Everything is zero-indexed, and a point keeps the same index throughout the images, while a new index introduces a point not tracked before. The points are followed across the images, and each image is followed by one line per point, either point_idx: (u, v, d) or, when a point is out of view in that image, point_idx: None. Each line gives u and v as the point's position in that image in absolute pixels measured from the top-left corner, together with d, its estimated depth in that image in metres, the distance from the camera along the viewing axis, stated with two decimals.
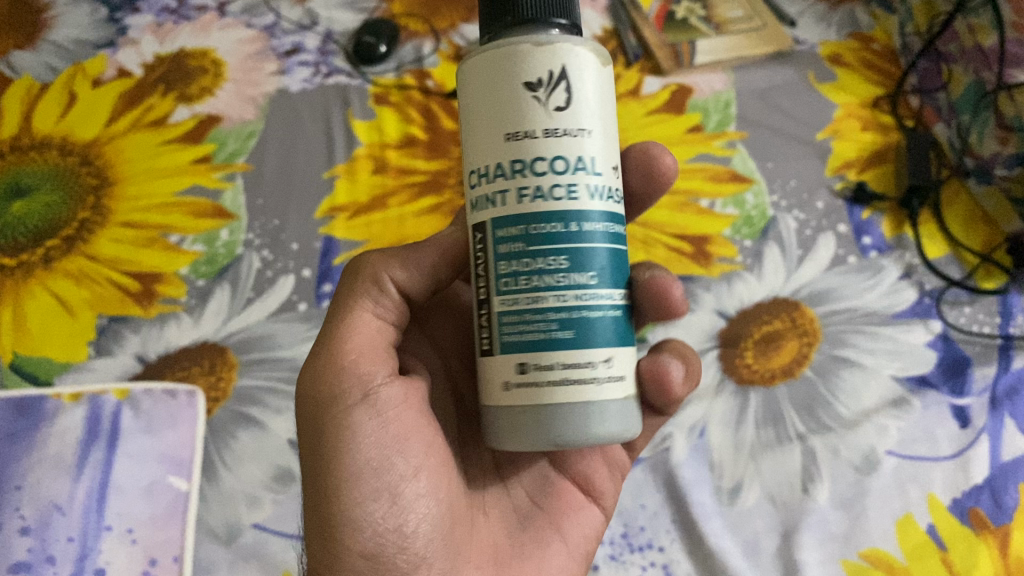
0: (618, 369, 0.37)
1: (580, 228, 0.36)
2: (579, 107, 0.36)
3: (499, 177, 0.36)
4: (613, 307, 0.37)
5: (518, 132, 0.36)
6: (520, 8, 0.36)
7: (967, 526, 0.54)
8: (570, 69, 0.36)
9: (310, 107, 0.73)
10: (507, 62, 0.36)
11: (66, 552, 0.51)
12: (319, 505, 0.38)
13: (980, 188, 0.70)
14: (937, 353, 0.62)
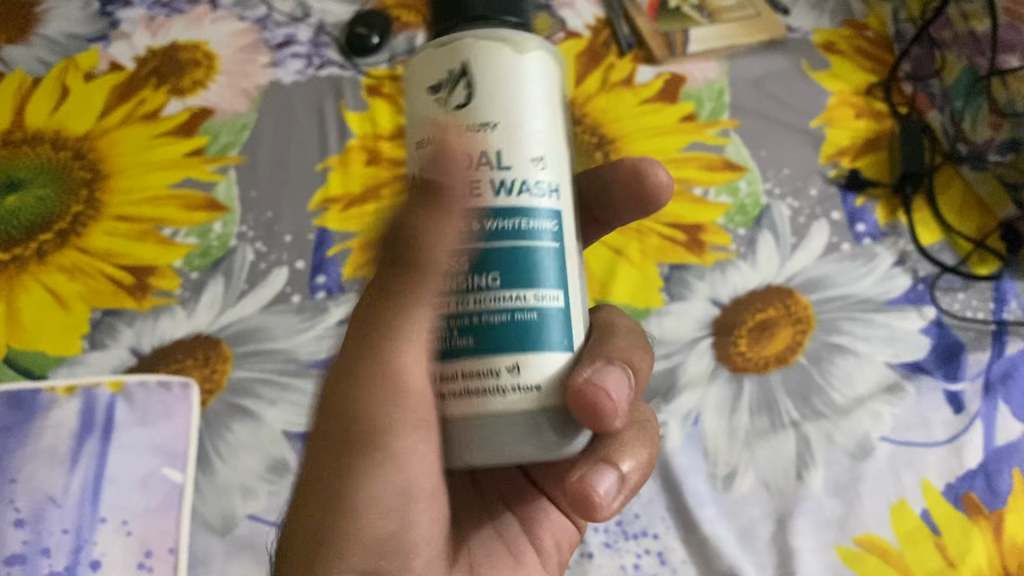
0: (531, 378, 0.32)
1: (482, 227, 0.33)
2: (483, 99, 0.32)
3: (415, 185, 0.34)
4: (530, 311, 0.33)
5: (425, 137, 0.34)
6: (469, 9, 0.34)
7: (961, 511, 0.54)
8: (475, 63, 0.33)
9: (302, 99, 0.73)
10: (425, 65, 0.34)
11: (61, 544, 0.50)
12: (327, 506, 0.34)
13: (973, 174, 0.70)
14: (931, 339, 0.62)
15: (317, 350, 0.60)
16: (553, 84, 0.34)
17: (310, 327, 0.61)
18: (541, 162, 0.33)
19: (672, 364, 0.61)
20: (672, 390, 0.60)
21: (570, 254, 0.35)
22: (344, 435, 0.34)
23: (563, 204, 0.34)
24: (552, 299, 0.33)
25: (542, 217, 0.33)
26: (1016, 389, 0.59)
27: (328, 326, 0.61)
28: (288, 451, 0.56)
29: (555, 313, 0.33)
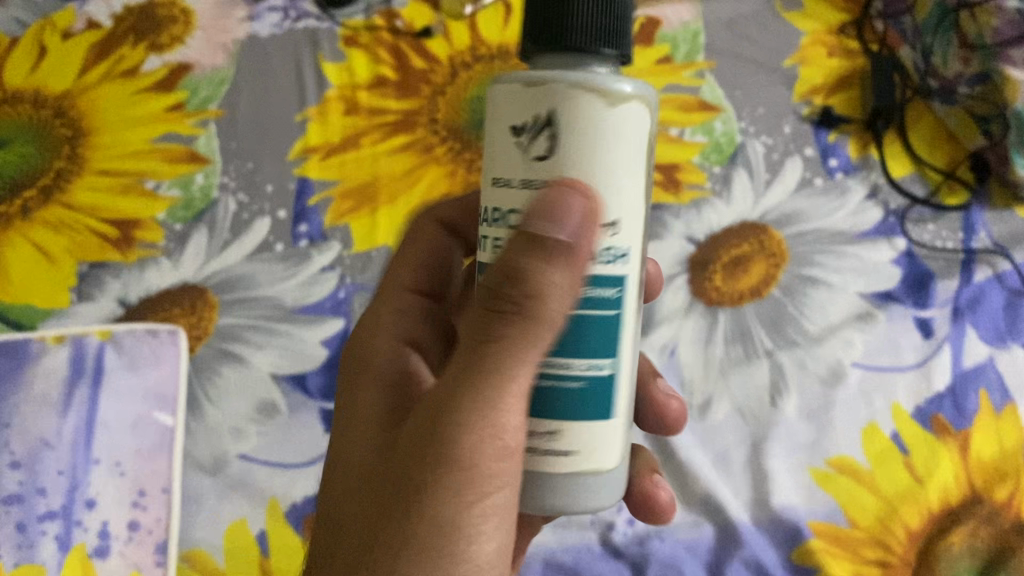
0: (576, 445, 0.34)
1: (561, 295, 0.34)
2: (609, 160, 0.32)
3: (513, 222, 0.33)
4: (578, 378, 0.34)
5: (536, 179, 0.32)
6: (568, 38, 0.33)
7: (929, 432, 0.56)
8: (561, 113, 0.31)
9: (280, 51, 0.73)
10: (539, 101, 0.32)
11: (56, 484, 0.53)
12: (418, 533, 0.33)
13: (944, 108, 0.70)
14: (901, 269, 0.63)
15: (302, 296, 0.61)
16: (647, 135, 0.33)
17: (294, 275, 0.62)
18: (613, 228, 0.33)
19: (649, 301, 0.62)
20: (649, 325, 0.61)
21: (626, 320, 0.35)
22: (447, 480, 0.32)
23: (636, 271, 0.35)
24: (603, 368, 0.35)
25: (603, 285, 0.34)
26: (984, 313, 0.61)
27: (311, 273, 0.62)
28: (276, 393, 0.58)
29: (599, 382, 0.35)
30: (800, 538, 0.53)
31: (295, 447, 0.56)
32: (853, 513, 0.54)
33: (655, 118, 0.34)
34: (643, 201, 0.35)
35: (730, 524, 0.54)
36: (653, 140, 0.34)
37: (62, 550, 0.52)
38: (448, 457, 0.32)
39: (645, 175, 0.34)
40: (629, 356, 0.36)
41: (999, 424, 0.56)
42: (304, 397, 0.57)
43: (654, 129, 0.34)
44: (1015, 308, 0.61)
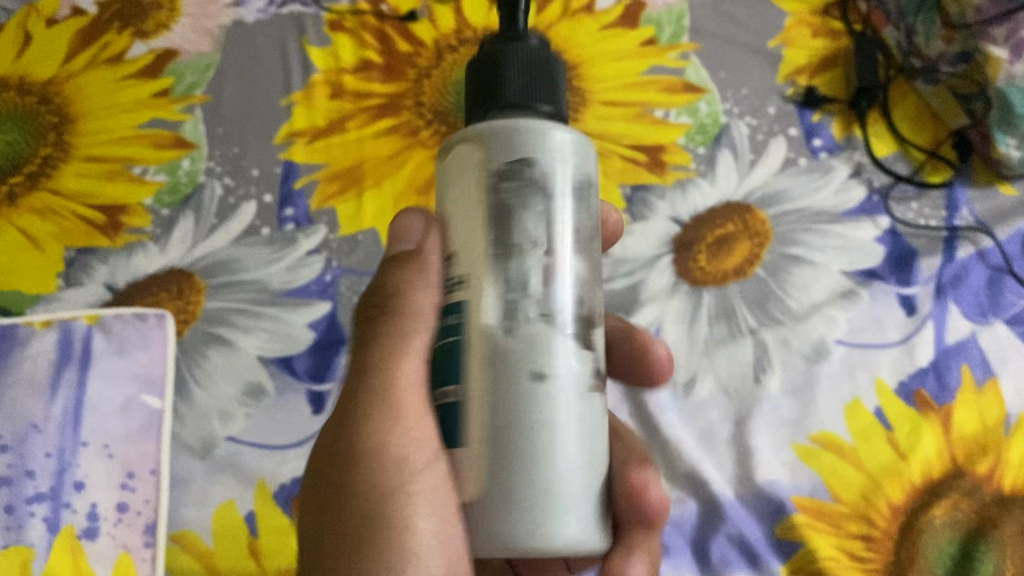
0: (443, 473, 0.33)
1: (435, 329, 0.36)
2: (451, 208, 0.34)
3: None
4: (436, 408, 0.35)
5: None
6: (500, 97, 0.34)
7: (912, 407, 0.57)
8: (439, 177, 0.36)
9: (266, 37, 0.73)
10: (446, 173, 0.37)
11: (45, 467, 0.53)
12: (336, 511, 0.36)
13: (927, 88, 0.71)
14: (885, 247, 0.64)
15: (289, 279, 0.62)
16: (483, 169, 0.33)
17: (281, 259, 0.62)
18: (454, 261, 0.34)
19: (634, 282, 0.63)
20: (635, 304, 0.62)
21: (468, 346, 0.33)
22: (356, 469, 0.36)
23: (473, 288, 0.33)
24: (447, 396, 0.34)
25: (448, 315, 0.34)
26: (966, 291, 0.61)
27: (298, 257, 0.62)
28: (263, 375, 0.58)
29: (447, 410, 0.34)
30: (784, 513, 0.54)
31: (283, 430, 0.56)
32: (836, 488, 0.54)
33: (513, 151, 0.33)
34: (498, 231, 0.33)
35: (715, 499, 0.55)
36: (516, 172, 0.33)
37: (51, 531, 0.52)
38: (358, 448, 0.37)
39: (488, 208, 0.33)
40: (489, 384, 0.32)
41: (981, 398, 0.56)
42: (291, 379, 0.58)
43: (512, 160, 0.33)
44: (997, 285, 0.61)
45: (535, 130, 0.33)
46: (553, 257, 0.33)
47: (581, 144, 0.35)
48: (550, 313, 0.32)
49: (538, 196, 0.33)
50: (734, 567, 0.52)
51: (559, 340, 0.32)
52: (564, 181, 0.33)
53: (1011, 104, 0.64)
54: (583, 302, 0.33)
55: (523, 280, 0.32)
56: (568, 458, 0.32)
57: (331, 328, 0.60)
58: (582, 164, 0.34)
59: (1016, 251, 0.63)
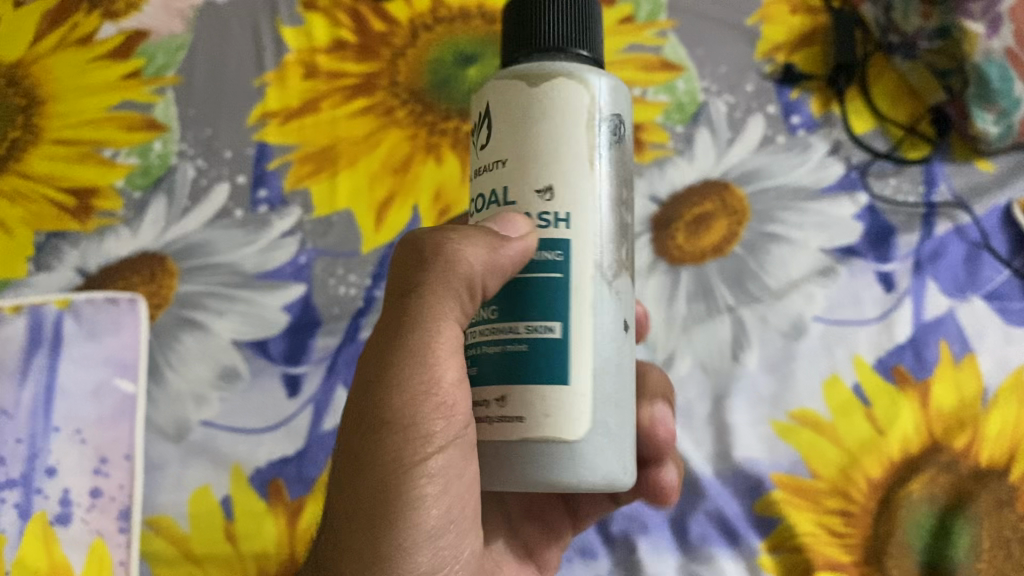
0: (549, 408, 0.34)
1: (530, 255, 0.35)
2: (530, 145, 0.35)
3: (494, 203, 0.36)
4: (521, 342, 0.35)
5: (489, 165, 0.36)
6: (543, 39, 0.37)
7: (890, 382, 0.56)
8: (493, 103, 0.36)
9: (238, 15, 0.71)
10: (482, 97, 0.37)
11: (16, 453, 0.53)
12: (356, 466, 0.35)
13: (905, 64, 0.70)
14: (863, 224, 0.63)
15: (262, 262, 0.61)
16: (520, 111, 0.35)
17: (254, 241, 0.62)
18: (549, 193, 0.35)
19: None
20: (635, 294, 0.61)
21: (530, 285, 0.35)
22: (381, 441, 0.34)
23: (574, 231, 0.35)
24: (551, 331, 0.35)
25: (545, 248, 0.35)
26: (944, 267, 0.61)
27: (271, 239, 0.62)
28: (237, 358, 0.57)
29: (549, 345, 0.35)
30: (762, 489, 0.54)
31: (257, 414, 0.55)
32: (814, 463, 0.54)
33: (557, 93, 0.35)
34: (544, 175, 0.35)
35: (694, 477, 0.55)
36: (559, 114, 0.35)
37: (22, 518, 0.51)
38: (381, 415, 0.34)
39: (538, 149, 0.35)
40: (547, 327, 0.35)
41: (959, 373, 0.56)
42: (265, 362, 0.57)
43: (561, 103, 0.35)
44: (975, 260, 0.61)
45: (587, 76, 0.36)
46: (597, 209, 0.36)
47: (626, 94, 0.38)
48: (599, 258, 0.36)
49: (584, 143, 0.35)
50: (713, 544, 0.53)
51: (610, 292, 0.36)
52: (609, 131, 0.36)
53: (988, 80, 0.64)
54: (625, 254, 0.37)
55: (580, 229, 0.35)
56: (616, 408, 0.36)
57: (306, 309, 0.59)
58: (626, 113, 0.38)
59: (994, 227, 0.63)
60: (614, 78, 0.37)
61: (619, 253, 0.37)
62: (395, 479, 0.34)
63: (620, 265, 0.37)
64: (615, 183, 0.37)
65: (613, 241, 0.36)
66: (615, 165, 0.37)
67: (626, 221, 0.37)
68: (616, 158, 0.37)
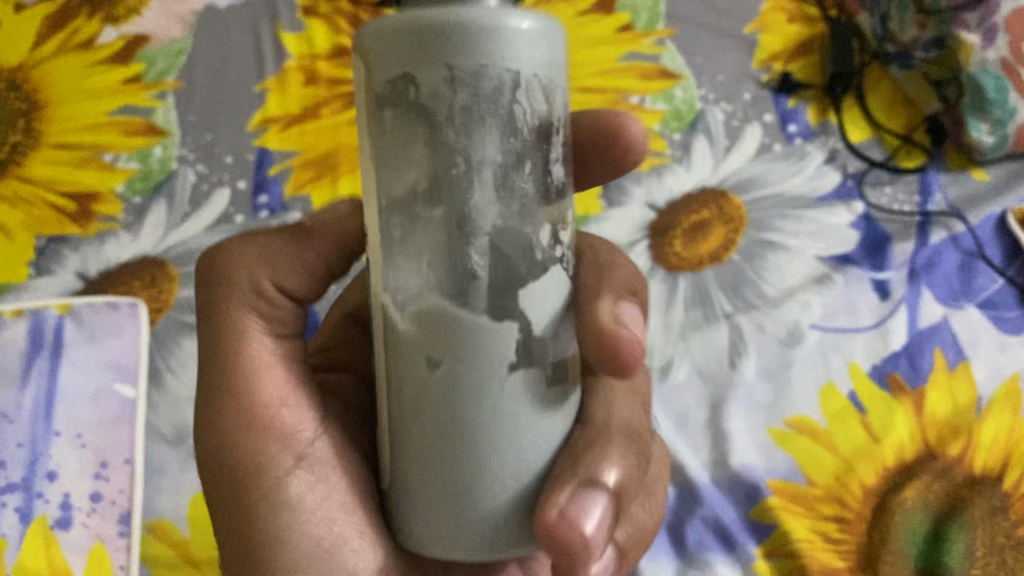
0: (440, 455, 0.31)
1: (400, 300, 0.31)
2: (476, 142, 0.29)
3: (432, 222, 0.30)
4: (400, 387, 0.31)
5: (426, 167, 0.30)
6: None
7: (885, 389, 0.57)
8: (417, 75, 0.29)
9: (238, 22, 0.74)
10: (404, 53, 0.29)
11: (16, 457, 0.53)
12: (219, 497, 0.37)
13: (902, 73, 0.71)
14: (859, 233, 0.64)
15: None
16: (367, 90, 0.30)
17: None
18: (495, 200, 0.30)
19: None
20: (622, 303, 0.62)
21: (378, 322, 0.32)
22: (221, 472, 0.37)
23: (487, 252, 0.30)
24: (421, 372, 0.30)
25: (411, 284, 0.30)
26: (938, 275, 0.62)
27: None
28: None
29: (418, 390, 0.31)
30: (758, 496, 0.53)
31: None
32: (811, 471, 0.54)
33: (397, 64, 0.29)
34: (391, 168, 0.30)
35: (692, 484, 0.54)
36: (399, 92, 0.29)
37: (23, 522, 0.51)
38: (213, 449, 0.37)
39: (391, 137, 0.30)
40: (389, 372, 0.32)
41: (953, 380, 0.57)
42: None
43: (396, 77, 0.29)
44: (970, 269, 0.62)
45: (435, 28, 0.28)
46: (456, 200, 0.30)
47: (518, 24, 0.29)
48: (455, 269, 0.30)
49: (434, 124, 0.29)
50: (708, 550, 0.52)
51: (486, 322, 0.30)
52: (471, 96, 0.29)
53: (982, 89, 0.66)
54: (509, 251, 0.30)
55: (434, 236, 0.30)
56: (480, 452, 0.30)
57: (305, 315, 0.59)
58: (518, 53, 0.29)
59: (988, 236, 0.63)
60: (490, 11, 0.28)
61: (502, 244, 0.30)
62: (242, 502, 0.36)
63: (505, 258, 0.30)
64: (491, 159, 0.30)
65: (480, 238, 0.30)
66: (491, 136, 0.30)
67: (515, 203, 0.30)
68: (491, 128, 0.29)
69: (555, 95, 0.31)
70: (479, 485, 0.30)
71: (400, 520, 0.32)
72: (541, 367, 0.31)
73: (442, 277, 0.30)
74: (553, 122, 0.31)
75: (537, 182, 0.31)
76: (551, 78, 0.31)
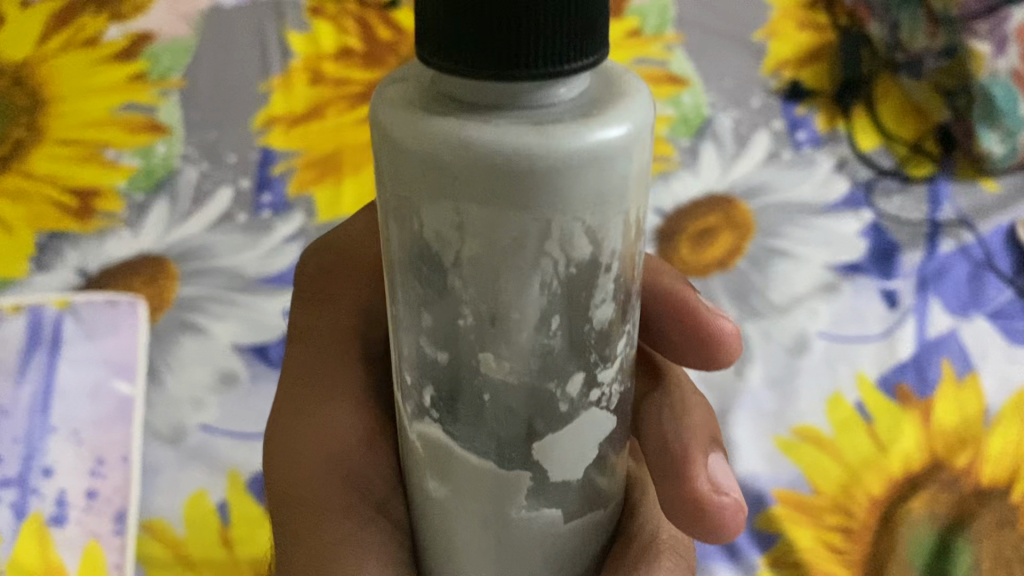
0: (462, 551, 0.31)
1: (421, 425, 0.29)
2: (495, 299, 0.25)
3: (443, 369, 0.27)
4: (417, 493, 0.31)
5: (439, 306, 0.26)
6: (513, 75, 0.22)
7: (892, 400, 0.55)
8: (435, 211, 0.24)
9: (244, 22, 0.75)
10: (422, 180, 0.24)
11: (12, 452, 0.52)
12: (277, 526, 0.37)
13: (912, 83, 0.71)
14: (867, 241, 0.64)
15: (264, 267, 0.62)
16: (382, 186, 0.25)
17: (256, 247, 0.63)
18: (510, 356, 0.26)
19: None
20: None
21: (398, 427, 0.31)
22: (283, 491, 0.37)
23: (513, 403, 0.27)
24: (433, 492, 0.30)
25: (428, 420, 0.28)
26: (948, 285, 0.60)
27: (274, 244, 0.63)
28: (237, 364, 0.57)
29: (429, 502, 0.30)
30: (763, 505, 0.51)
31: (255, 417, 0.54)
32: (816, 480, 0.51)
33: (405, 188, 0.24)
34: (402, 291, 0.27)
35: None
36: (407, 218, 0.25)
37: (16, 517, 0.49)
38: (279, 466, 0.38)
39: (404, 259, 0.26)
40: (411, 476, 0.31)
41: (961, 392, 0.55)
42: (265, 367, 0.57)
43: (401, 197, 0.25)
44: (979, 280, 0.60)
45: (445, 158, 0.23)
46: (464, 352, 0.26)
47: (567, 151, 0.22)
48: (470, 409, 0.27)
49: (442, 266, 0.25)
50: (712, 559, 0.49)
51: (489, 474, 0.28)
52: (484, 248, 0.24)
53: (993, 100, 0.65)
54: (521, 404, 0.27)
55: (443, 379, 0.27)
56: (515, 558, 0.30)
57: None
58: (561, 188, 0.23)
59: (999, 247, 0.62)
60: (529, 138, 0.22)
61: (508, 398, 0.27)
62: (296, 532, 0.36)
63: (511, 412, 0.27)
64: (513, 317, 0.25)
65: (486, 393, 0.27)
66: (515, 293, 0.25)
67: (535, 359, 0.26)
68: (517, 282, 0.25)
69: (610, 226, 0.25)
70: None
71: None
72: (558, 507, 0.30)
73: (440, 414, 0.28)
74: (602, 259, 0.26)
75: (569, 335, 0.26)
76: (609, 206, 0.25)
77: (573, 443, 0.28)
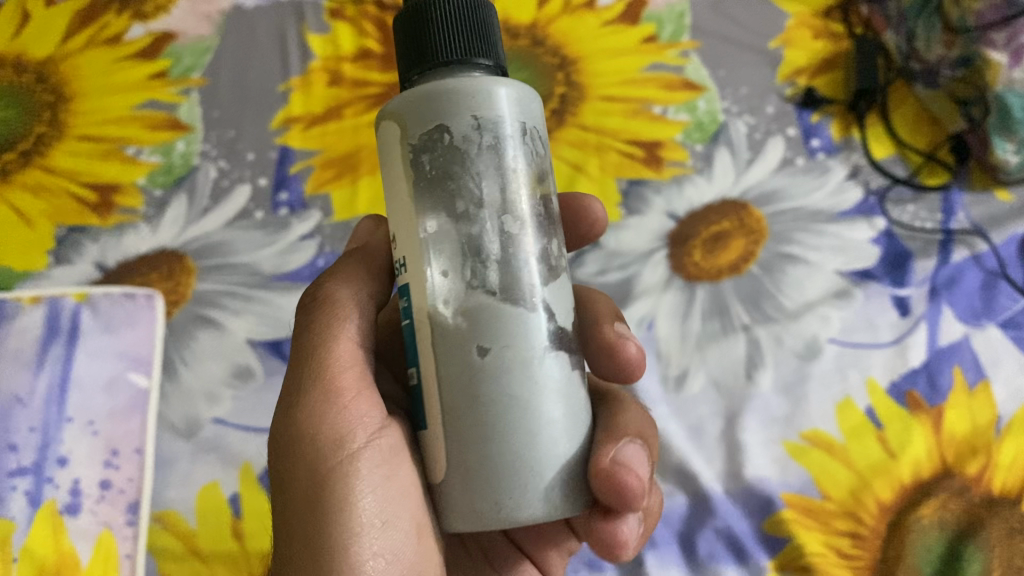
0: (480, 451, 0.32)
1: (450, 308, 0.32)
2: (508, 168, 0.33)
3: (473, 239, 0.32)
4: (447, 386, 0.32)
5: (466, 189, 0.32)
6: (438, 52, 0.33)
7: (902, 406, 0.55)
8: (451, 119, 0.32)
9: (265, 23, 0.75)
10: (432, 109, 0.33)
11: (28, 441, 0.53)
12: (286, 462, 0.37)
13: (926, 92, 0.72)
14: (880, 248, 0.63)
15: (279, 264, 0.62)
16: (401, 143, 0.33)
17: (273, 243, 0.63)
18: (520, 221, 0.33)
19: (628, 275, 0.63)
20: (627, 298, 0.62)
21: (419, 332, 0.33)
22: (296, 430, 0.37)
23: (531, 254, 0.33)
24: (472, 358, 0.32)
25: (468, 291, 0.32)
26: (960, 293, 0.60)
27: (289, 243, 0.63)
28: (251, 358, 0.57)
29: (465, 379, 0.32)
30: (771, 508, 0.52)
31: (266, 411, 0.55)
32: (825, 486, 0.52)
33: (425, 123, 0.33)
34: (426, 203, 0.33)
35: (703, 493, 0.53)
36: (432, 141, 0.33)
37: (31, 505, 0.51)
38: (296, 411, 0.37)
39: (427, 175, 0.33)
40: (438, 369, 0.32)
41: (972, 401, 0.55)
42: (279, 363, 0.57)
43: (421, 133, 0.33)
44: (992, 289, 0.61)
45: (449, 92, 0.32)
46: (488, 218, 0.32)
47: (516, 85, 0.34)
48: (501, 267, 0.32)
49: (467, 157, 0.32)
50: (721, 561, 0.51)
51: (523, 327, 0.32)
52: (493, 138, 0.33)
53: (1009, 108, 0.65)
54: (530, 255, 0.33)
55: (473, 251, 0.32)
56: (527, 459, 0.32)
57: None
58: (520, 102, 0.34)
59: (1011, 256, 0.62)
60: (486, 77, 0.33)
61: (526, 248, 0.33)
62: (318, 482, 0.36)
63: (530, 260, 0.33)
64: (517, 186, 0.33)
65: (513, 248, 0.32)
66: (513, 166, 0.33)
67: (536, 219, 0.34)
68: (513, 160, 0.33)
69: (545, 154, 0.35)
70: (530, 484, 0.31)
71: (460, 490, 0.32)
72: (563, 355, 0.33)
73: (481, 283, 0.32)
74: (546, 165, 0.35)
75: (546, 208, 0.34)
76: (544, 132, 0.35)
77: (560, 292, 0.34)
